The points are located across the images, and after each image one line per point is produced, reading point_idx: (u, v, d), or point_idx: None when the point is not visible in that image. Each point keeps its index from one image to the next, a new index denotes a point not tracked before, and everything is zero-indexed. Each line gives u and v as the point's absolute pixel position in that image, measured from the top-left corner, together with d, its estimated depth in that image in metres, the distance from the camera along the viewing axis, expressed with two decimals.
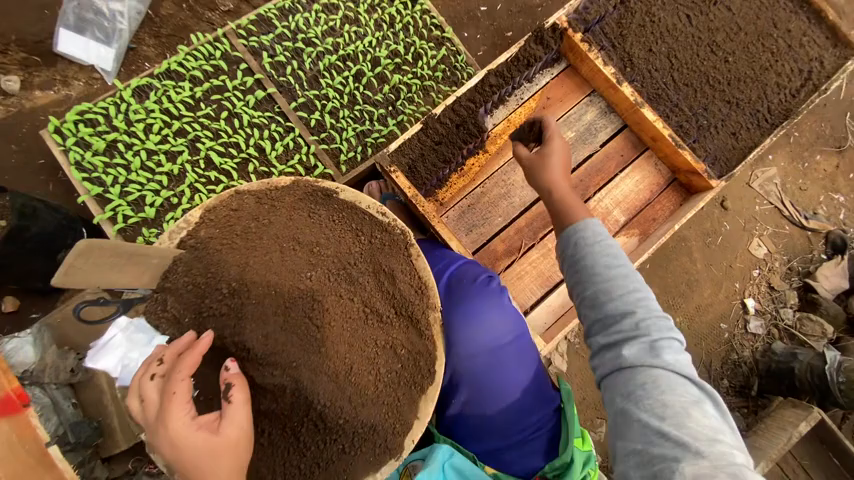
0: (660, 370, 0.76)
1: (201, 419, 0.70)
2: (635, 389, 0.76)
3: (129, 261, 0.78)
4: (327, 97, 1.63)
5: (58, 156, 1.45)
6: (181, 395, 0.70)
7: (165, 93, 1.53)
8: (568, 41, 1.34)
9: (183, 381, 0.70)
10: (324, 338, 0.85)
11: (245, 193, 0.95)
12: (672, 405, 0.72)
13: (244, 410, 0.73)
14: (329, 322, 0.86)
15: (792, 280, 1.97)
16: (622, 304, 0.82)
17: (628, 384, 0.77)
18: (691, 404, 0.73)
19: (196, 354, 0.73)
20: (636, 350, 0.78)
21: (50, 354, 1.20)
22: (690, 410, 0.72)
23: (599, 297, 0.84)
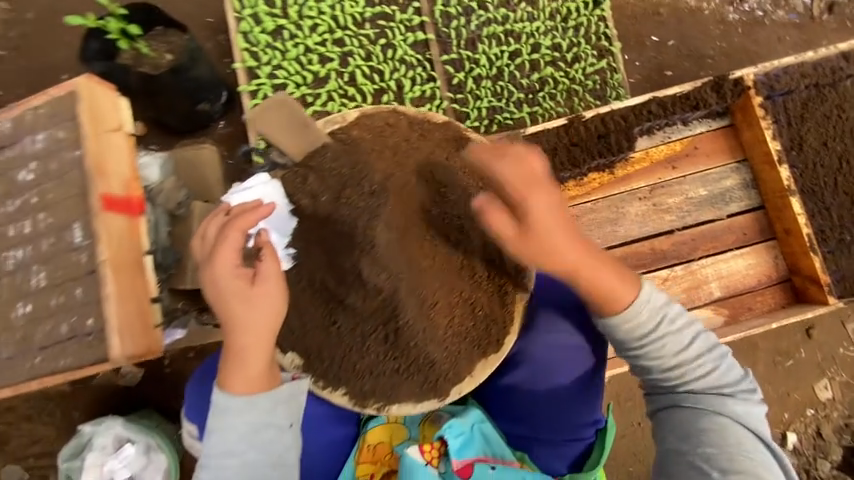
0: (717, 418, 0.91)
1: (243, 269, 0.84)
2: (700, 442, 0.91)
3: (295, 126, 0.91)
4: (476, 62, 1.64)
5: (229, 21, 1.56)
6: (227, 246, 0.82)
7: (341, 2, 1.60)
8: (744, 100, 1.29)
9: (231, 236, 0.82)
10: (427, 267, 0.89)
11: (401, 114, 1.00)
12: (734, 442, 0.90)
13: (275, 271, 0.85)
14: (435, 256, 0.91)
15: (843, 436, 1.80)
16: (690, 364, 0.93)
17: (697, 427, 0.92)
18: (743, 448, 0.89)
19: (253, 215, 0.83)
20: (703, 400, 0.93)
21: (168, 181, 1.34)
22: (745, 443, 0.90)
23: (668, 363, 0.93)
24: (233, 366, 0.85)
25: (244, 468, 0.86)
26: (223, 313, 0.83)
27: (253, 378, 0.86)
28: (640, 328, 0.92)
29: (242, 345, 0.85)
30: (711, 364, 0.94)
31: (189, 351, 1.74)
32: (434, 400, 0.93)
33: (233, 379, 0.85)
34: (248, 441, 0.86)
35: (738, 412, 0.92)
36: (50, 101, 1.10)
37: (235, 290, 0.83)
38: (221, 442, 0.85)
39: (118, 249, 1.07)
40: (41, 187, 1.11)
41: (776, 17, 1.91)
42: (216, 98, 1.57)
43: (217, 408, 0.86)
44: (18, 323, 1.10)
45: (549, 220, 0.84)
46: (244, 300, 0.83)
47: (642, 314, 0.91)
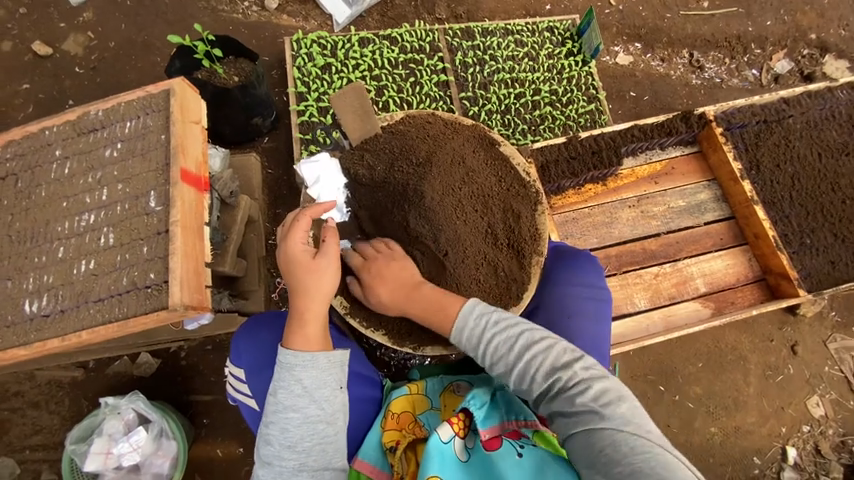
0: (603, 408, 0.88)
1: (307, 247, 1.03)
2: (592, 437, 0.84)
3: (358, 113, 1.19)
4: (488, 99, 1.97)
5: (287, 57, 1.90)
6: (298, 228, 1.02)
7: (380, 49, 1.96)
8: (708, 130, 1.59)
9: (302, 221, 1.02)
10: (458, 229, 1.13)
11: (437, 116, 1.24)
12: (611, 443, 0.81)
13: (333, 249, 1.02)
14: (464, 221, 1.14)
15: (840, 454, 1.89)
16: (530, 366, 0.98)
17: (586, 443, 0.85)
18: (631, 430, 0.83)
19: (319, 208, 1.06)
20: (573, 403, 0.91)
21: (226, 173, 1.54)
22: (635, 446, 0.80)
23: (518, 371, 0.99)
24: (298, 328, 1.02)
25: (304, 421, 1.00)
26: (295, 283, 1.01)
27: (315, 338, 1.03)
28: (474, 340, 1.02)
29: (303, 315, 1.02)
30: (557, 362, 0.98)
31: (206, 344, 1.79)
32: (464, 345, 1.14)
33: (297, 338, 1.02)
34: (309, 396, 1.01)
35: (615, 413, 0.87)
36: (143, 96, 1.32)
37: (302, 264, 1.01)
38: (287, 397, 1.00)
39: (187, 214, 1.21)
40: (123, 163, 1.29)
41: (731, 84, 2.34)
42: (268, 116, 1.85)
43: (284, 365, 1.01)
44: (78, 278, 1.21)
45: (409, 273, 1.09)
46: (310, 272, 1.01)
47: (470, 325, 1.02)
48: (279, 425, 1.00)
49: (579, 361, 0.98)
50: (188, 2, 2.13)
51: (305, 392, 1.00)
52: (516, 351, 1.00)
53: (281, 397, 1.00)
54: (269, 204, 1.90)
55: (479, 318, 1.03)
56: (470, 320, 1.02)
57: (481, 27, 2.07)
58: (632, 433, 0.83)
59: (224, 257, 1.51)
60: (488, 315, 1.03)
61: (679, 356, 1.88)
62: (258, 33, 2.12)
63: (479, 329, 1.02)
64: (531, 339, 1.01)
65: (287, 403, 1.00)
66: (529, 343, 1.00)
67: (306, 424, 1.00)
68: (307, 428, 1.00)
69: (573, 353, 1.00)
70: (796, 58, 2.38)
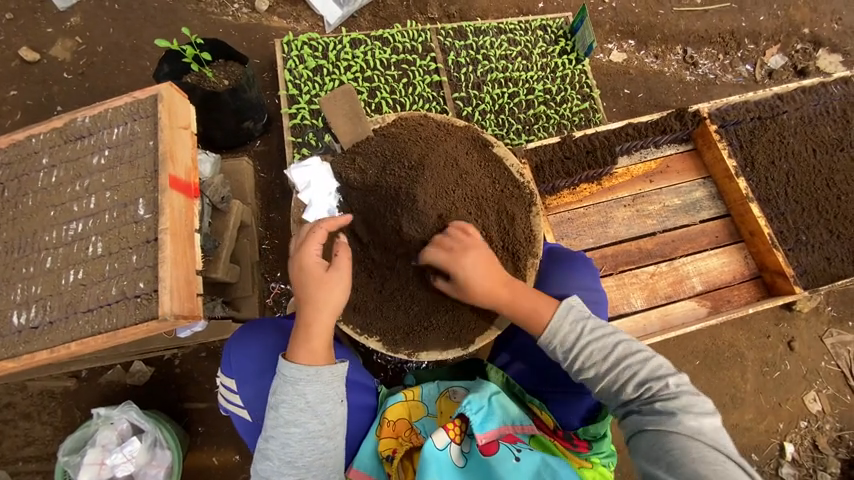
0: (683, 423, 0.87)
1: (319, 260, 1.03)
2: (664, 444, 0.85)
3: (349, 115, 1.17)
4: (482, 99, 1.95)
5: (278, 59, 1.88)
6: (313, 240, 1.02)
7: (372, 50, 1.94)
8: (703, 127, 1.59)
9: (317, 233, 1.03)
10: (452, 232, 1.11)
11: (430, 118, 1.23)
12: (684, 450, 0.83)
13: (345, 264, 1.02)
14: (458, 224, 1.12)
15: (838, 449, 1.89)
16: (621, 375, 0.96)
17: (654, 441, 0.87)
18: (710, 449, 0.82)
19: (332, 222, 1.06)
20: (650, 411, 0.91)
21: (217, 178, 1.53)
22: (706, 456, 0.80)
23: (603, 376, 0.97)
24: (302, 341, 1.01)
25: (306, 436, 1.00)
26: (306, 295, 1.00)
27: (321, 351, 1.02)
28: (568, 343, 1.00)
29: (312, 329, 1.01)
30: (649, 375, 0.95)
31: (200, 351, 1.77)
32: (458, 349, 1.13)
33: (300, 351, 1.01)
34: (312, 411, 1.00)
35: (695, 426, 0.86)
36: (131, 101, 1.30)
37: (315, 277, 1.01)
38: (288, 412, 0.99)
39: (176, 220, 1.19)
40: (111, 170, 1.27)
41: (725, 80, 2.33)
42: (259, 119, 1.83)
43: (287, 378, 0.99)
44: (67, 288, 1.19)
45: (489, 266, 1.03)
46: (320, 283, 1.00)
47: (565, 329, 1.00)
48: (280, 440, 1.00)
49: (673, 377, 0.94)
50: (177, 5, 2.10)
51: (307, 407, 1.00)
52: (609, 361, 0.97)
53: (282, 411, 0.99)
54: (261, 208, 1.88)
55: (575, 322, 1.01)
56: (563, 320, 1.01)
57: (473, 27, 2.05)
58: (714, 451, 0.82)
59: (216, 264, 1.50)
60: (584, 321, 1.01)
61: (676, 354, 1.88)
62: (248, 35, 2.09)
63: (575, 334, 1.00)
64: (625, 350, 0.98)
65: (288, 418, 0.99)
66: (623, 354, 0.98)
67: (308, 439, 1.00)
68: (308, 443, 1.00)
69: (667, 370, 0.96)
70: (789, 54, 2.38)
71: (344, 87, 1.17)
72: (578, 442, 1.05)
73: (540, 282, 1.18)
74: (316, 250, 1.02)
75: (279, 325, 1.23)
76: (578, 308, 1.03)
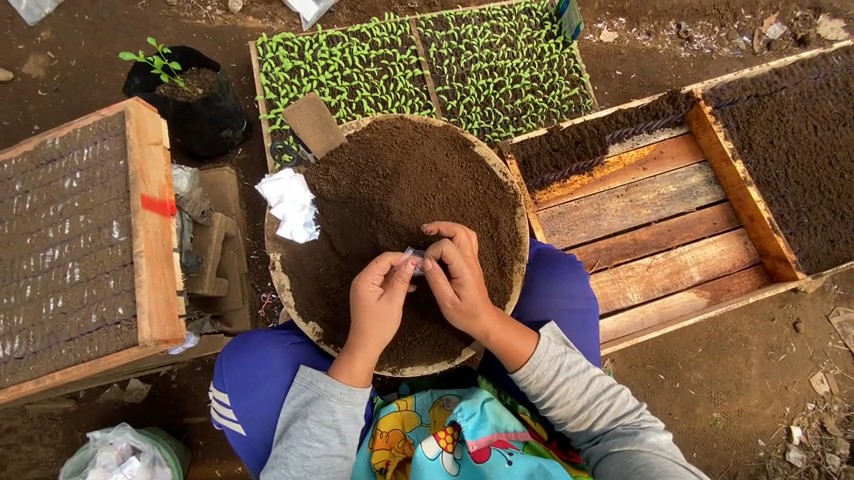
0: (645, 445, 0.91)
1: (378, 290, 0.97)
2: (630, 464, 0.87)
3: (321, 126, 1.13)
4: (466, 92, 1.88)
5: (253, 63, 1.81)
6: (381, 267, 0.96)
7: (350, 46, 1.87)
8: (697, 109, 1.52)
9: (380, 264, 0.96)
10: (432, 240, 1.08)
11: (406, 119, 1.18)
12: (648, 465, 0.85)
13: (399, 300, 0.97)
14: None
15: (847, 430, 1.85)
16: (591, 405, 0.99)
17: (619, 462, 0.90)
18: (672, 465, 0.86)
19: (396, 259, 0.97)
20: (616, 436, 0.95)
21: (196, 192, 1.49)
22: (669, 468, 0.84)
23: (575, 408, 0.99)
24: (346, 362, 1.00)
25: (325, 453, 0.99)
26: (358, 321, 0.97)
27: (362, 375, 1.01)
28: (546, 377, 0.99)
29: (353, 353, 0.99)
30: (613, 402, 1.00)
31: (196, 365, 1.76)
32: (444, 361, 1.11)
33: (343, 372, 1.00)
34: (336, 429, 1.00)
35: (656, 443, 0.91)
36: (98, 120, 1.21)
37: (365, 306, 0.96)
38: (315, 425, 0.99)
39: (152, 242, 1.16)
40: (83, 193, 1.20)
41: (722, 54, 2.23)
42: (238, 126, 1.78)
43: (323, 392, 1.01)
44: (47, 317, 1.14)
45: (477, 298, 0.96)
46: (372, 314, 0.96)
47: (545, 365, 1.00)
48: (299, 452, 0.99)
49: (634, 404, 1.01)
50: (148, 12, 2.03)
51: (333, 425, 1.00)
52: (584, 394, 1.00)
53: (309, 423, 1.00)
54: (247, 218, 1.85)
55: (553, 355, 1.02)
56: (543, 354, 1.00)
57: (454, 15, 1.96)
58: (675, 465, 0.86)
59: (202, 281, 1.48)
60: (561, 354, 1.02)
61: (676, 342, 1.85)
62: (223, 39, 2.03)
63: (553, 368, 1.00)
64: (597, 383, 1.02)
65: (313, 431, 0.99)
66: (595, 386, 1.01)
67: (326, 457, 0.99)
68: (326, 461, 0.99)
69: (629, 400, 1.01)
70: (789, 22, 2.26)
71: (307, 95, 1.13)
72: (572, 454, 1.06)
73: (527, 290, 1.16)
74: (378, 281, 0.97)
75: (276, 336, 1.15)
76: (554, 339, 1.05)
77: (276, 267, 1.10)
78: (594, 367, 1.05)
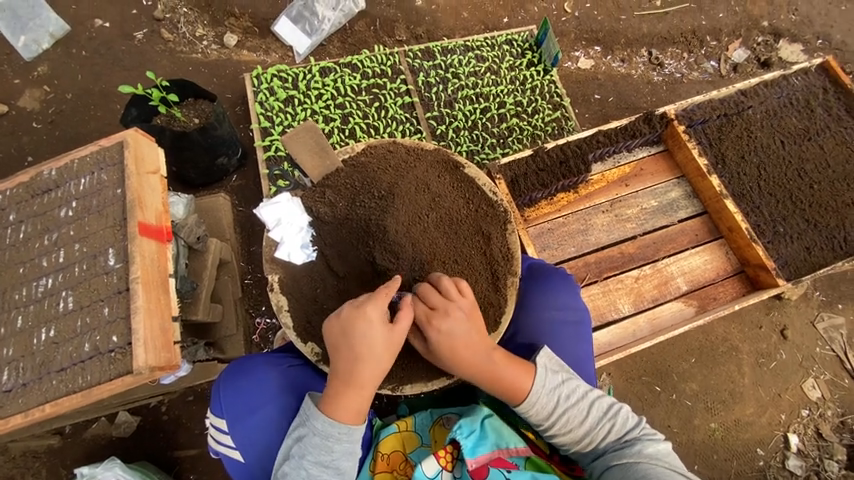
0: (646, 461, 0.92)
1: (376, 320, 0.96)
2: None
3: (316, 150, 1.20)
4: (454, 117, 1.97)
5: (249, 93, 1.88)
6: (382, 297, 0.97)
7: (342, 76, 1.95)
8: (671, 129, 1.61)
9: (373, 298, 0.97)
10: (429, 257, 1.11)
11: (398, 144, 1.24)
12: None
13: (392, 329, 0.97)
14: (435, 249, 1.12)
15: (843, 435, 1.87)
16: (592, 426, 1.00)
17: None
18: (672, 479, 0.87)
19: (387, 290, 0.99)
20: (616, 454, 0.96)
21: (190, 218, 1.50)
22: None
23: (578, 434, 1.00)
24: (342, 398, 0.97)
25: None
26: (352, 355, 0.96)
27: (358, 410, 0.98)
28: (545, 410, 1.00)
29: (349, 387, 0.97)
30: (613, 419, 1.00)
31: (188, 395, 1.71)
32: (444, 379, 1.11)
33: (339, 408, 0.97)
34: (335, 467, 0.97)
35: (654, 454, 0.94)
36: (97, 150, 1.24)
37: (358, 337, 0.96)
38: (312, 466, 0.96)
39: (148, 268, 1.16)
40: (79, 221, 1.21)
41: (692, 77, 2.39)
42: (233, 154, 1.82)
43: (318, 432, 0.97)
44: (38, 348, 1.12)
45: (461, 342, 0.98)
46: (367, 345, 0.96)
47: (542, 399, 1.00)
48: None
49: (633, 419, 1.01)
50: (145, 47, 2.11)
51: (330, 465, 0.96)
52: (585, 417, 1.00)
53: (306, 463, 0.96)
54: (242, 243, 1.86)
55: (551, 386, 1.01)
56: (541, 389, 1.00)
57: (441, 46, 2.07)
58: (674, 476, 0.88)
59: (196, 307, 1.48)
60: (558, 383, 1.02)
61: (669, 351, 1.88)
62: (218, 71, 2.10)
63: (552, 400, 1.00)
64: (598, 403, 1.02)
65: (310, 471, 0.96)
66: (596, 407, 1.02)
67: None
68: None
69: (629, 417, 1.01)
70: (750, 47, 2.44)
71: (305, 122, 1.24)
72: (575, 467, 1.07)
73: (522, 304, 1.19)
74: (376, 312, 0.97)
75: (273, 359, 1.15)
76: (551, 366, 1.04)
77: (274, 289, 1.12)
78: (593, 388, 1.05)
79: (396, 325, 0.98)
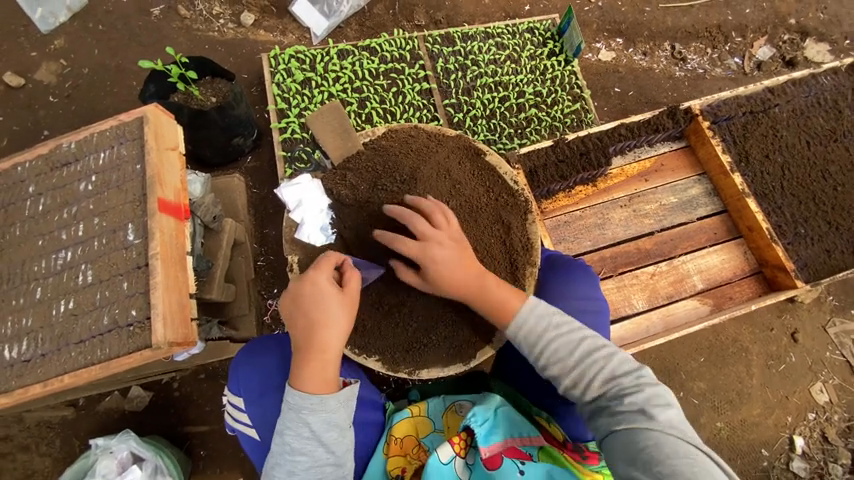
0: (653, 426, 0.87)
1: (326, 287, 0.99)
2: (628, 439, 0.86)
3: (337, 131, 1.22)
4: (472, 105, 1.94)
5: (266, 74, 1.86)
6: (327, 264, 1.01)
7: (360, 60, 1.93)
8: (695, 125, 1.58)
9: (321, 266, 1.01)
10: None
11: (420, 129, 1.23)
12: (646, 444, 0.83)
13: (347, 293, 1.00)
14: None
15: (848, 440, 1.87)
16: (600, 377, 0.97)
17: (618, 436, 0.88)
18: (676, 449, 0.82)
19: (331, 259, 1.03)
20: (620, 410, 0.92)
21: (207, 197, 1.51)
22: (673, 453, 0.81)
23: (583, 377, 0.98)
24: (306, 369, 0.96)
25: (312, 465, 0.96)
26: (306, 324, 0.97)
27: (328, 376, 0.98)
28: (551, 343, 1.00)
29: (312, 358, 0.96)
30: (622, 373, 0.96)
31: (199, 372, 1.74)
32: (460, 364, 1.13)
33: (307, 379, 0.96)
34: (317, 440, 0.96)
35: (665, 423, 0.87)
36: (116, 125, 1.24)
37: (311, 305, 0.98)
38: (295, 440, 0.96)
39: (167, 244, 1.17)
40: (98, 196, 1.21)
41: (714, 73, 2.33)
42: (249, 135, 1.81)
43: (292, 406, 0.96)
44: (57, 320, 1.13)
45: (455, 269, 1.01)
46: (321, 310, 0.97)
47: (541, 320, 1.01)
48: (287, 468, 0.96)
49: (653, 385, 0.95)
50: (162, 23, 2.08)
51: (312, 436, 0.96)
52: (593, 366, 0.98)
53: (288, 438, 0.96)
54: (256, 225, 1.86)
55: (561, 324, 1.01)
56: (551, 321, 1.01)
57: (460, 33, 2.04)
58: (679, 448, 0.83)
59: (211, 286, 1.49)
60: (571, 325, 1.01)
61: (678, 350, 1.87)
62: (235, 50, 2.08)
63: (559, 336, 1.00)
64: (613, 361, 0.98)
65: (294, 445, 0.96)
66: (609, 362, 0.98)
67: (314, 468, 0.96)
68: (316, 472, 0.97)
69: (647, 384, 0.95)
70: (777, 44, 2.38)
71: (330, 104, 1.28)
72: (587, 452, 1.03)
73: (540, 293, 1.19)
74: (324, 277, 1.00)
75: (285, 340, 1.15)
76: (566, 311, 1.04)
77: (294, 269, 1.13)
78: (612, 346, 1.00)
79: (345, 287, 1.01)
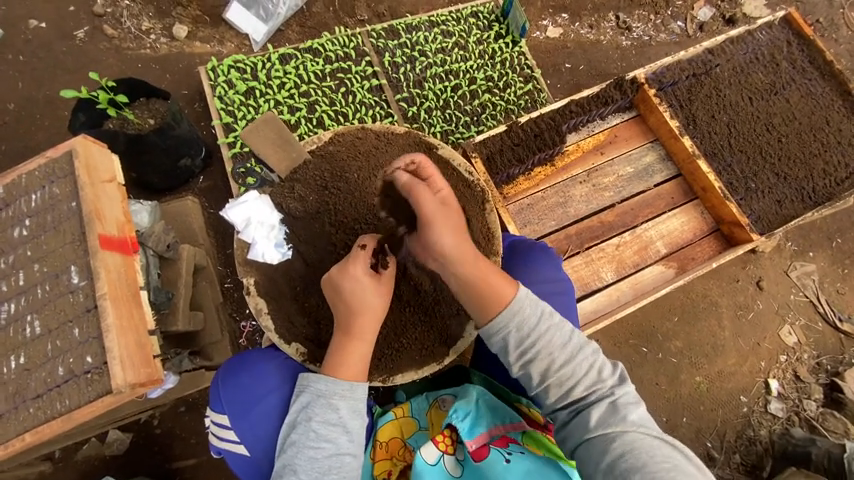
0: (627, 426, 0.88)
1: (365, 273, 0.96)
2: (612, 447, 0.85)
3: (279, 143, 1.19)
4: (425, 97, 1.92)
5: (206, 88, 1.77)
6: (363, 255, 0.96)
7: (304, 63, 1.86)
8: (642, 93, 1.61)
9: (358, 256, 0.96)
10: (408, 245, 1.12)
11: (368, 129, 1.19)
12: (630, 449, 0.84)
13: (383, 283, 0.98)
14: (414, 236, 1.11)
15: (818, 376, 1.98)
16: (572, 364, 0.96)
17: (602, 445, 0.87)
18: (653, 447, 0.84)
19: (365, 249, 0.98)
20: (599, 411, 0.92)
21: (157, 226, 1.44)
22: (655, 452, 0.83)
23: (556, 364, 0.96)
24: (339, 357, 0.97)
25: (334, 452, 0.94)
26: (346, 313, 0.96)
27: (364, 364, 0.98)
28: (525, 327, 0.97)
29: (347, 345, 0.97)
30: (602, 373, 0.97)
31: (178, 406, 1.68)
32: (435, 364, 1.12)
33: (339, 365, 0.96)
34: (343, 427, 0.95)
35: (637, 420, 0.89)
36: (44, 162, 1.15)
37: (352, 294, 0.95)
38: (320, 426, 0.94)
39: (116, 284, 1.10)
40: (35, 240, 1.13)
41: (660, 39, 2.37)
42: (196, 154, 1.72)
43: (322, 393, 0.96)
44: (9, 377, 1.06)
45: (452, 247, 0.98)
46: (360, 299, 0.95)
47: (527, 309, 0.97)
48: (307, 455, 0.93)
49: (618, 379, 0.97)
50: (87, 45, 1.95)
51: (339, 422, 0.95)
52: (565, 358, 0.97)
53: (314, 424, 0.94)
54: (218, 246, 1.79)
55: (534, 304, 0.99)
56: (524, 300, 0.98)
57: (404, 24, 1.99)
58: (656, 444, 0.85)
59: (176, 318, 1.43)
60: (540, 305, 1.00)
61: (653, 313, 1.93)
62: (170, 65, 1.97)
63: (534, 316, 0.98)
64: (580, 353, 0.98)
65: (319, 432, 0.94)
66: (578, 354, 0.97)
67: (335, 456, 0.94)
68: (335, 460, 0.94)
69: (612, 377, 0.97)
70: (716, 3, 2.43)
71: (264, 116, 1.25)
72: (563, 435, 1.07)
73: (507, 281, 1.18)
74: (362, 264, 0.96)
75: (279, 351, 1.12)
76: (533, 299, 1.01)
77: (251, 292, 1.09)
78: (578, 338, 0.99)
79: (381, 275, 0.99)
